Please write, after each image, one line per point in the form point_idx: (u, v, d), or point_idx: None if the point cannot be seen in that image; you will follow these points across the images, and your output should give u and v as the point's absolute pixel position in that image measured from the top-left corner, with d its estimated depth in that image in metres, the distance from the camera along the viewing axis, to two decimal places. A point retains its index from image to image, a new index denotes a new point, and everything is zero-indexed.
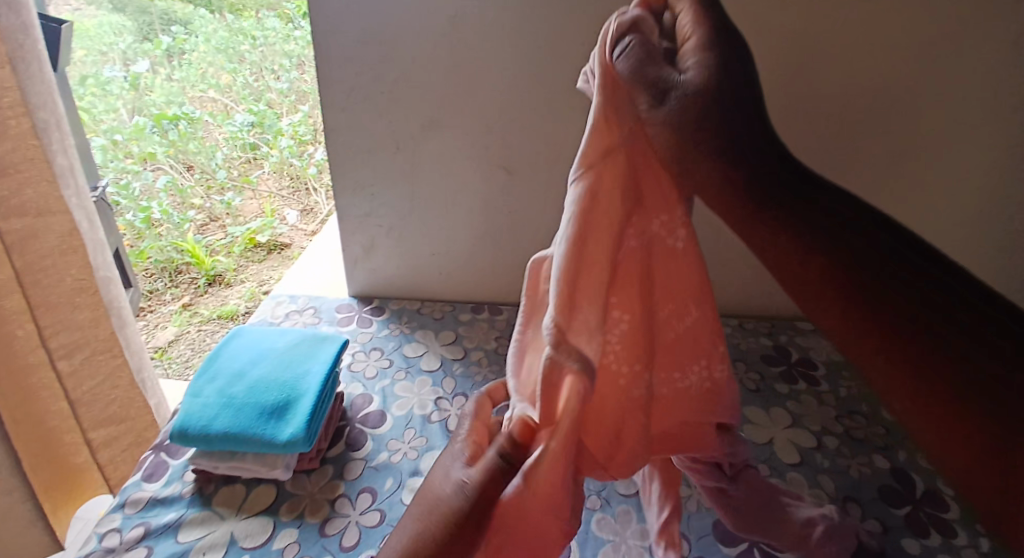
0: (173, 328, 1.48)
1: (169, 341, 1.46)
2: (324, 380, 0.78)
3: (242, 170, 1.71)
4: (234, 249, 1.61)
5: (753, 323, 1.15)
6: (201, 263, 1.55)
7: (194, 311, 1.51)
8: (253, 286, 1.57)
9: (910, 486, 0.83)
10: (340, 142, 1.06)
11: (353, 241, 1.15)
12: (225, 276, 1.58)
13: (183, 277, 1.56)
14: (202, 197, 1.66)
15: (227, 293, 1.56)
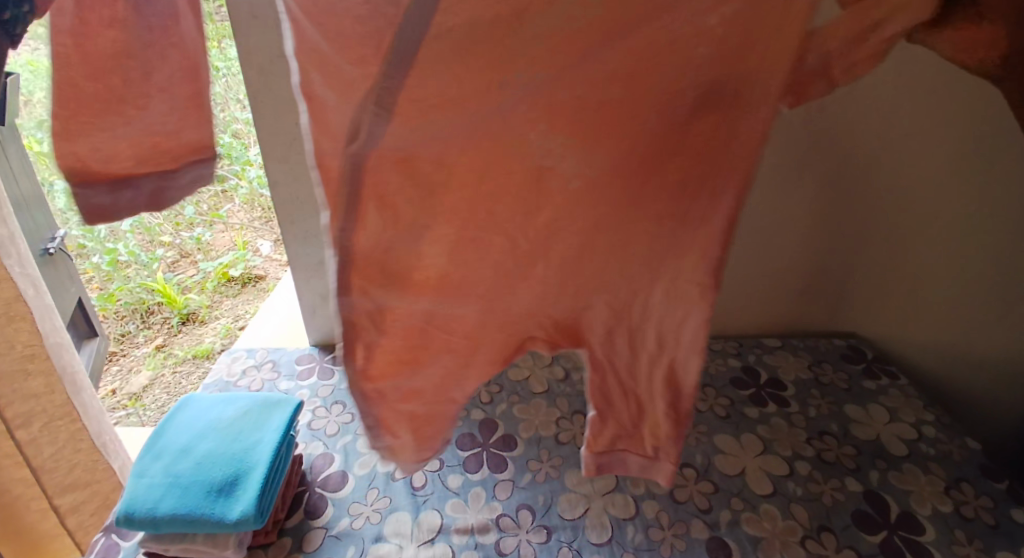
0: (147, 372, 1.29)
1: (143, 386, 1.27)
2: (275, 450, 0.76)
3: (213, 205, 1.51)
4: (206, 286, 1.44)
5: (721, 344, 1.14)
6: (173, 302, 1.36)
7: (168, 352, 1.32)
8: (230, 322, 1.41)
9: (883, 511, 0.82)
10: (287, 190, 1.01)
11: (309, 289, 1.10)
12: (200, 313, 1.40)
13: (156, 318, 1.37)
14: (172, 234, 1.46)
15: (204, 331, 1.38)
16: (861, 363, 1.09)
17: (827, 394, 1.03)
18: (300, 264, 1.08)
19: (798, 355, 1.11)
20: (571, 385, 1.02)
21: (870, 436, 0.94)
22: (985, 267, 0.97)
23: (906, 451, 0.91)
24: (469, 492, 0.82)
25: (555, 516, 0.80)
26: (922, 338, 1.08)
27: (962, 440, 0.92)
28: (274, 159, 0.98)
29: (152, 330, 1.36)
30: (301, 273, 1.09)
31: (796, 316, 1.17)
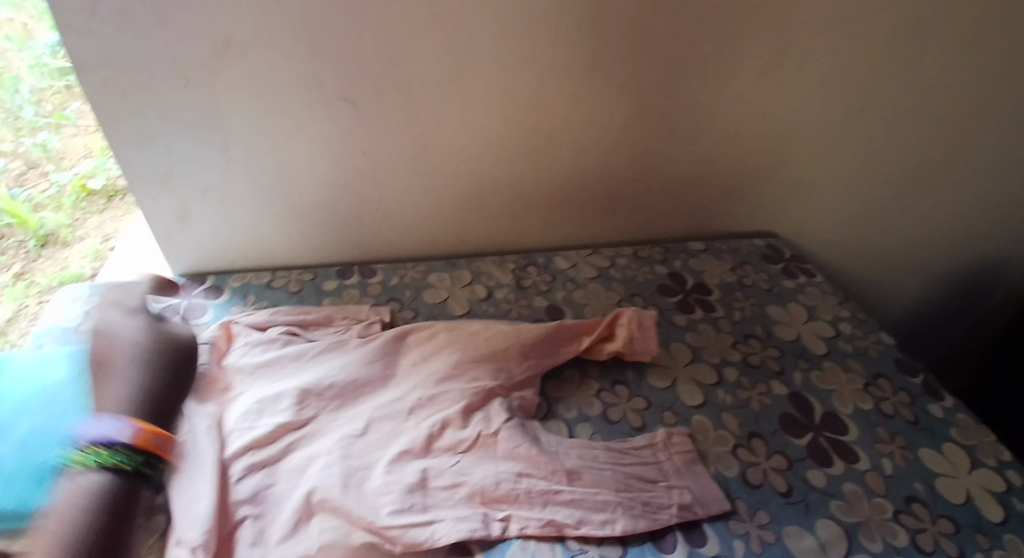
0: (5, 304, 1.06)
1: (6, 321, 1.06)
2: (124, 421, 0.61)
3: (57, 104, 1.11)
4: (64, 203, 1.18)
5: (647, 250, 1.08)
6: (23, 223, 1.12)
7: (30, 282, 1.09)
8: (98, 242, 1.18)
9: (809, 411, 0.81)
10: (97, 77, 0.77)
11: (160, 210, 0.90)
12: (60, 235, 1.16)
13: (6, 243, 1.12)
14: (14, 142, 1.13)
15: (67, 256, 1.15)
16: (780, 264, 1.08)
17: (750, 295, 1.00)
18: (138, 177, 0.86)
19: (722, 259, 1.07)
20: (492, 305, 0.95)
21: (793, 336, 0.93)
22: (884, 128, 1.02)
23: (826, 349, 0.91)
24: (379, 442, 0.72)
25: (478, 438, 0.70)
26: (825, 234, 1.16)
27: (877, 335, 0.95)
28: (70, 34, 0.73)
29: (5, 256, 1.11)
30: (142, 189, 0.87)
31: (717, 212, 1.12)
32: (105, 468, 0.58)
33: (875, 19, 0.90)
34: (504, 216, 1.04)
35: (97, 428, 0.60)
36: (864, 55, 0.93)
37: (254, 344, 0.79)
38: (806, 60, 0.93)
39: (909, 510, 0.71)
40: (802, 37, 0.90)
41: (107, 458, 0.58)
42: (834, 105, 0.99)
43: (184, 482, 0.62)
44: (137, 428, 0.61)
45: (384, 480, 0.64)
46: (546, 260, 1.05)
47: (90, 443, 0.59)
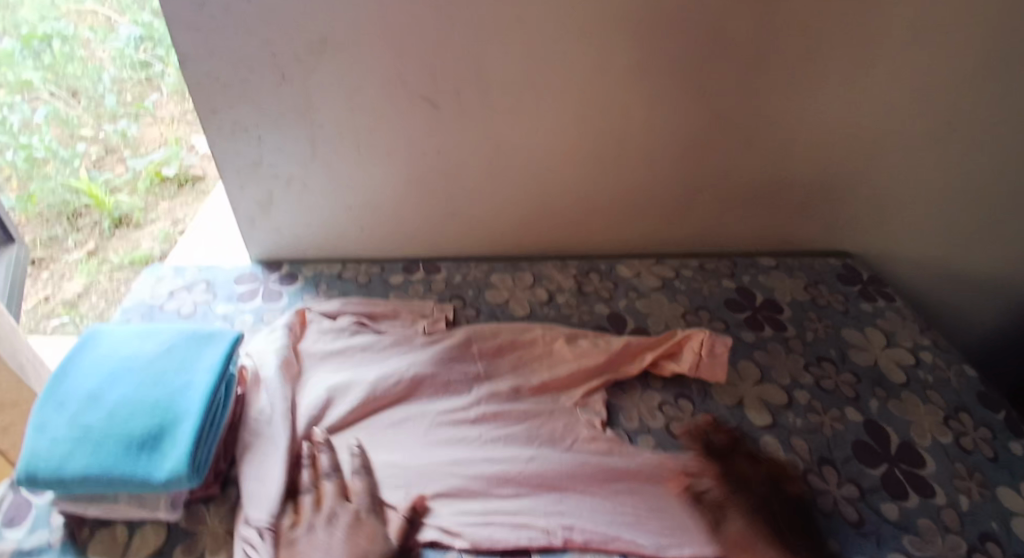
0: (79, 280, 1.15)
1: (78, 295, 1.14)
2: (209, 395, 0.64)
3: (137, 94, 1.38)
4: (138, 187, 1.28)
5: (713, 263, 1.06)
6: (100, 204, 1.22)
7: (102, 259, 1.18)
8: (167, 226, 1.24)
9: (884, 441, 0.78)
10: (199, 69, 0.80)
11: (245, 197, 0.93)
12: (133, 217, 1.24)
13: (83, 222, 1.22)
14: (93, 127, 1.33)
15: (139, 236, 1.22)
16: (857, 286, 1.04)
17: (823, 316, 0.97)
18: (229, 166, 0.90)
19: (795, 276, 1.04)
20: (554, 308, 0.95)
21: (869, 361, 0.89)
22: (980, 148, 0.97)
23: (904, 379, 0.87)
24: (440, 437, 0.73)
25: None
26: (902, 256, 1.11)
27: (959, 367, 0.90)
28: (180, 25, 0.76)
29: (81, 234, 1.21)
30: (232, 177, 0.91)
31: (788, 228, 1.08)
32: None
33: (980, 33, 0.85)
34: (568, 220, 1.04)
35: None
36: (965, 71, 0.89)
37: (327, 331, 0.82)
38: (902, 74, 0.89)
39: (983, 548, 0.67)
40: (900, 49, 0.87)
41: None
42: (928, 122, 0.94)
43: (252, 463, 0.65)
44: None
45: (444, 481, 0.66)
46: (609, 267, 1.04)
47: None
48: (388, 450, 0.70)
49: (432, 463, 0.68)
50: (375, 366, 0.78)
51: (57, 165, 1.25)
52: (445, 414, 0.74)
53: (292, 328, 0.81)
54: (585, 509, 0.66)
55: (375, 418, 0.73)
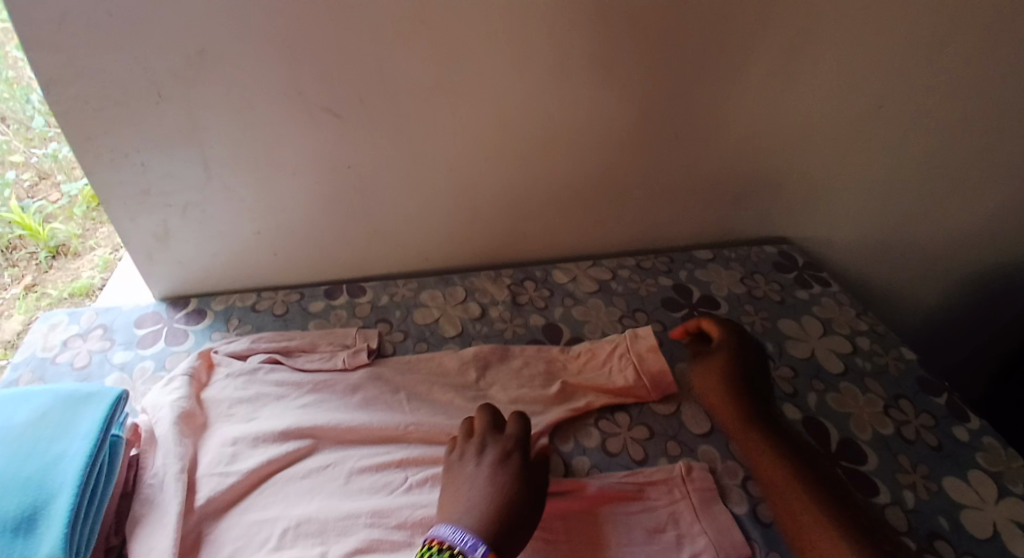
0: (18, 318, 1.03)
1: (18, 334, 1.02)
2: (84, 466, 0.58)
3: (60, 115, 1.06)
4: (75, 212, 1.12)
5: (651, 261, 1.03)
6: (36, 234, 1.08)
7: (42, 293, 1.06)
8: (108, 252, 1.14)
9: (824, 439, 0.76)
10: (66, 94, 0.73)
11: (138, 229, 0.86)
12: (71, 245, 1.11)
13: (19, 255, 1.07)
14: (25, 153, 1.11)
15: (78, 266, 1.12)
16: (793, 272, 1.02)
17: (761, 308, 0.95)
18: (116, 196, 0.82)
19: (731, 268, 1.02)
20: (486, 324, 0.91)
21: (807, 353, 0.88)
22: (903, 127, 0.96)
23: (842, 367, 0.86)
24: (362, 479, 0.68)
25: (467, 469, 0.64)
26: (840, 238, 1.10)
27: (897, 351, 0.89)
28: (36, 50, 0.69)
29: (17, 268, 1.07)
30: (121, 208, 0.83)
31: (726, 219, 1.06)
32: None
33: (895, 13, 0.83)
34: (500, 227, 0.99)
35: (456, 531, 0.57)
36: (882, 51, 0.87)
37: (237, 375, 0.77)
38: (820, 58, 0.87)
39: (932, 549, 0.66)
40: (815, 33, 0.85)
41: None
42: (850, 104, 0.93)
43: (147, 537, 0.59)
44: (493, 554, 0.55)
45: (364, 534, 0.62)
46: (544, 273, 1.00)
47: (454, 546, 0.55)
48: (306, 499, 0.66)
49: (351, 518, 0.63)
50: (288, 414, 0.73)
51: None
52: (364, 459, 0.69)
53: (196, 374, 0.75)
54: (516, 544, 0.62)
55: (293, 466, 0.68)
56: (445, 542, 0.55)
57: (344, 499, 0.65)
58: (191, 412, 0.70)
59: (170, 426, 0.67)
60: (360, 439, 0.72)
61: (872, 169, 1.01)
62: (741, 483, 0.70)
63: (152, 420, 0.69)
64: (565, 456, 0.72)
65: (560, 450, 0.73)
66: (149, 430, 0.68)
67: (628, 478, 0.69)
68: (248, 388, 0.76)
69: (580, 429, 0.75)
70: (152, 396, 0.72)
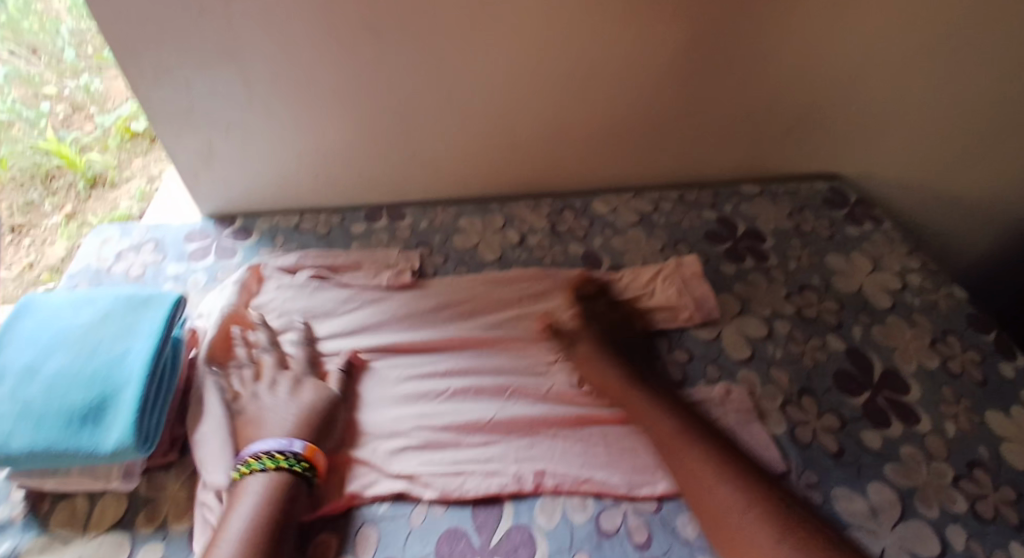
0: (61, 244, 1.04)
1: (64, 259, 1.04)
2: (150, 361, 0.60)
3: (96, 45, 1.15)
4: (109, 144, 1.15)
5: (695, 194, 1.01)
6: (73, 164, 1.09)
7: (84, 221, 1.08)
8: (144, 183, 1.14)
9: (867, 369, 0.76)
10: (108, 7, 0.72)
11: (184, 147, 0.87)
12: (108, 176, 1.13)
13: (57, 184, 1.09)
14: (57, 85, 1.13)
15: (116, 196, 1.12)
16: (844, 208, 0.99)
17: (808, 243, 0.93)
18: (161, 113, 0.82)
19: (779, 202, 0.99)
20: (526, 251, 0.91)
21: (854, 288, 0.86)
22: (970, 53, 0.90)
23: (891, 303, 0.84)
24: (408, 387, 0.70)
25: (260, 402, 0.64)
26: (891, 174, 1.06)
27: (947, 289, 0.87)
28: None
29: (58, 197, 1.08)
30: (166, 125, 0.84)
31: (775, 151, 1.03)
32: (274, 470, 0.58)
33: None
34: (539, 155, 0.98)
35: (273, 440, 0.60)
36: None
37: (287, 288, 0.79)
38: None
39: (970, 476, 0.66)
40: None
41: (286, 465, 0.58)
42: (916, 27, 0.87)
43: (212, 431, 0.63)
44: (312, 446, 0.60)
45: (411, 438, 0.65)
46: (584, 203, 0.99)
47: (272, 452, 0.58)
48: (354, 403, 0.68)
49: (399, 424, 0.66)
50: (338, 325, 0.76)
51: (22, 126, 1.09)
52: (410, 370, 0.71)
53: (246, 284, 0.77)
54: (555, 451, 0.65)
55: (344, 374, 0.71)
56: (260, 454, 0.58)
57: (391, 406, 0.68)
58: (246, 320, 0.73)
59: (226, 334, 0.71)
60: (406, 352, 0.74)
61: (930, 100, 0.96)
62: (780, 409, 0.71)
63: (208, 324, 0.72)
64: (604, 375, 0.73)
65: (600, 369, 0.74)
66: (205, 333, 0.71)
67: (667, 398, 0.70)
68: (298, 299, 0.78)
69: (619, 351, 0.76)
70: (205, 305, 0.75)
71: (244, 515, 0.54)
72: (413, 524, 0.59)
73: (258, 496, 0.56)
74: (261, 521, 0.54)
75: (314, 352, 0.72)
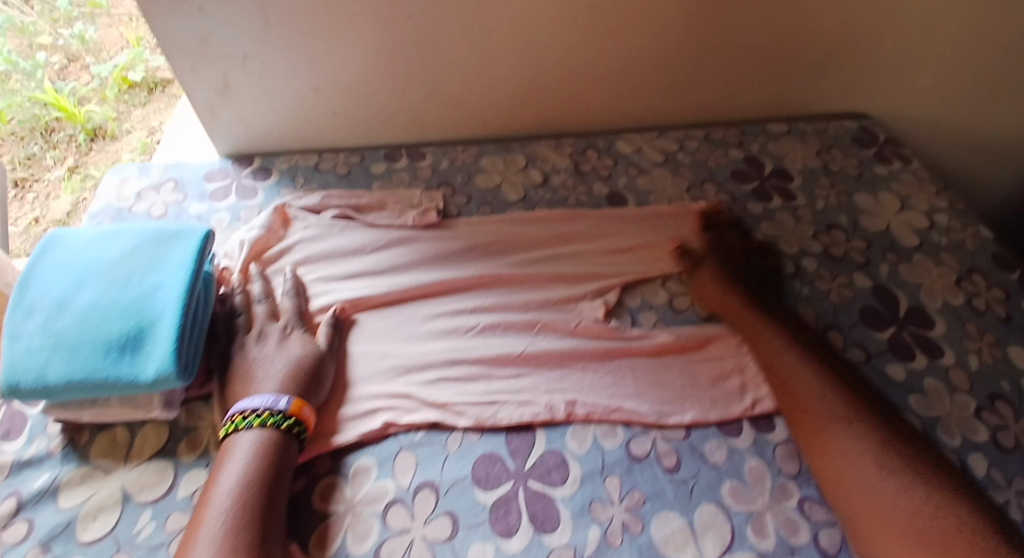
0: (65, 198, 1.03)
1: (68, 214, 1.02)
2: (184, 293, 0.61)
3: None
4: (107, 95, 1.11)
5: (721, 133, 0.99)
6: (71, 116, 1.06)
7: (86, 175, 1.05)
8: (145, 135, 1.11)
9: (893, 305, 0.76)
10: None
11: (200, 81, 0.84)
12: (108, 128, 1.09)
13: (58, 137, 1.07)
14: (52, 35, 1.12)
15: (116, 150, 1.09)
16: (873, 148, 0.98)
17: (836, 183, 0.91)
18: (175, 44, 0.80)
19: (806, 141, 0.97)
20: (549, 191, 0.90)
21: (881, 227, 0.85)
22: None
23: (918, 241, 0.84)
24: (438, 321, 0.70)
25: (263, 348, 0.63)
26: (919, 112, 1.04)
27: (974, 228, 0.86)
28: None
29: (59, 150, 1.06)
30: (182, 58, 0.81)
31: (803, 88, 1.00)
32: (263, 427, 0.57)
33: None
34: (562, 92, 0.95)
35: (257, 397, 0.59)
36: None
37: (315, 228, 0.78)
38: None
39: (992, 407, 0.67)
40: None
41: (270, 422, 0.57)
42: None
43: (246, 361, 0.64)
44: (297, 401, 0.59)
45: (444, 370, 0.66)
46: (607, 143, 0.97)
47: (257, 410, 0.57)
48: (386, 338, 0.69)
49: (432, 357, 0.67)
50: (366, 263, 0.76)
51: (20, 78, 1.06)
52: (440, 306, 0.72)
53: (271, 227, 0.77)
54: (586, 383, 0.66)
55: (375, 310, 0.72)
56: (247, 411, 0.58)
57: (421, 339, 0.69)
58: (276, 260, 0.74)
59: (255, 274, 0.71)
60: (435, 288, 0.73)
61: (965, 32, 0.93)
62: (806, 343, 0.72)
63: (237, 264, 0.72)
64: (632, 312, 0.74)
65: (627, 306, 0.74)
66: (235, 272, 0.72)
67: (694, 333, 0.71)
68: (325, 238, 0.78)
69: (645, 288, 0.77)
70: (231, 245, 0.75)
71: (236, 469, 0.54)
72: (449, 450, 0.60)
73: (247, 451, 0.55)
74: (255, 474, 0.54)
75: (303, 305, 0.70)
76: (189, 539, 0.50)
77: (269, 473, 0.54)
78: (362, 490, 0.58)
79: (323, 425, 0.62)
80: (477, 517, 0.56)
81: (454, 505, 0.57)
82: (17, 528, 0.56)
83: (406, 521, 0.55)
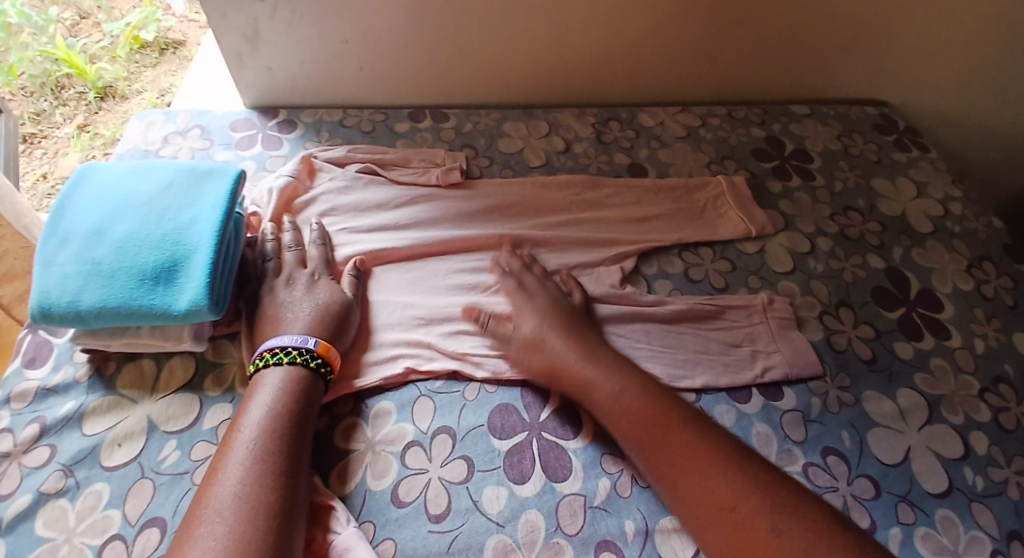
0: (75, 155, 1.02)
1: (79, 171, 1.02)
2: (217, 230, 0.62)
3: None
4: (118, 53, 1.12)
5: (744, 111, 0.99)
6: (82, 73, 1.06)
7: (96, 133, 1.05)
8: (155, 96, 1.12)
9: (905, 287, 0.77)
10: None
11: (230, 27, 0.84)
12: (118, 88, 1.10)
13: (68, 94, 1.06)
14: None
15: (129, 109, 1.10)
16: (893, 134, 0.98)
17: (856, 165, 0.92)
18: None
19: (828, 123, 0.98)
20: (571, 158, 0.90)
21: (897, 211, 0.86)
22: None
23: (932, 227, 0.85)
24: (461, 276, 0.72)
25: (293, 292, 0.65)
26: (940, 103, 1.04)
27: (988, 219, 0.87)
28: None
29: (69, 107, 1.06)
30: (213, 2, 0.81)
31: (830, 70, 1.00)
32: (292, 364, 0.59)
33: None
34: (588, 60, 0.95)
35: (286, 336, 0.60)
36: None
37: (339, 180, 0.79)
38: None
39: (995, 389, 0.69)
40: None
41: (299, 360, 0.59)
42: None
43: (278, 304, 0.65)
44: (324, 342, 0.60)
45: (463, 324, 0.67)
46: (630, 114, 0.98)
47: (286, 348, 0.59)
48: (407, 290, 0.70)
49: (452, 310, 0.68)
50: (390, 217, 0.77)
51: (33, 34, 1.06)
52: (461, 263, 0.73)
53: (299, 175, 0.78)
54: None
55: (397, 263, 0.73)
56: (276, 349, 0.59)
57: (444, 293, 0.70)
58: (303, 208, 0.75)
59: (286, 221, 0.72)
60: (457, 245, 0.75)
61: (997, 23, 0.93)
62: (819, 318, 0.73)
63: (268, 210, 0.73)
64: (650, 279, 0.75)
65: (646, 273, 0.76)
66: (266, 218, 0.73)
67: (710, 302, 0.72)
68: (351, 191, 0.79)
69: (664, 257, 0.78)
70: (260, 192, 0.76)
71: (264, 402, 0.56)
72: (467, 398, 0.62)
73: (276, 386, 0.57)
74: (283, 408, 0.56)
75: (330, 255, 0.71)
76: (217, 463, 0.52)
77: (298, 405, 0.56)
78: (382, 431, 0.60)
79: (347, 368, 0.63)
80: (492, 462, 0.58)
81: (470, 449, 0.59)
82: (44, 452, 0.58)
83: (425, 462, 0.57)
